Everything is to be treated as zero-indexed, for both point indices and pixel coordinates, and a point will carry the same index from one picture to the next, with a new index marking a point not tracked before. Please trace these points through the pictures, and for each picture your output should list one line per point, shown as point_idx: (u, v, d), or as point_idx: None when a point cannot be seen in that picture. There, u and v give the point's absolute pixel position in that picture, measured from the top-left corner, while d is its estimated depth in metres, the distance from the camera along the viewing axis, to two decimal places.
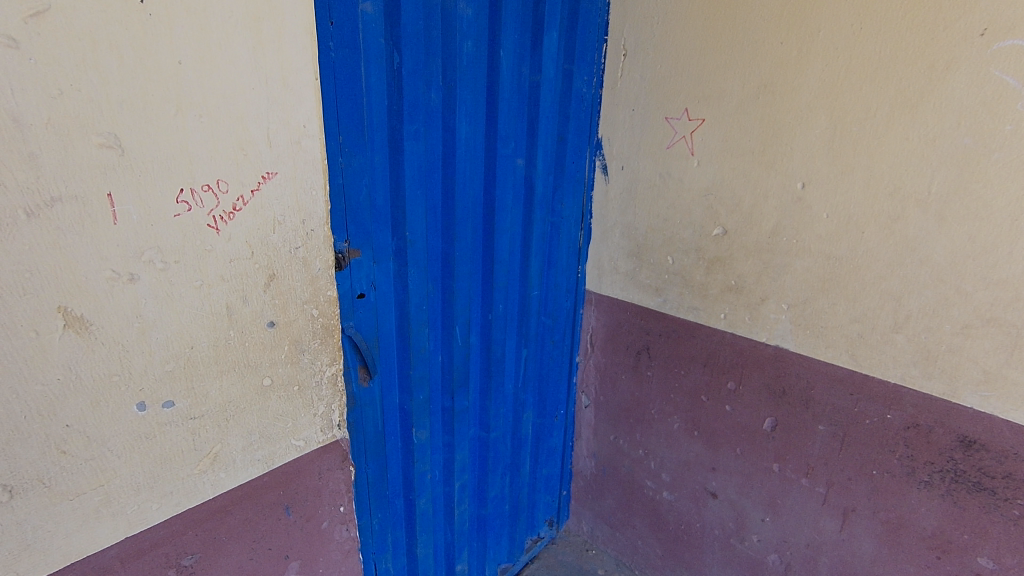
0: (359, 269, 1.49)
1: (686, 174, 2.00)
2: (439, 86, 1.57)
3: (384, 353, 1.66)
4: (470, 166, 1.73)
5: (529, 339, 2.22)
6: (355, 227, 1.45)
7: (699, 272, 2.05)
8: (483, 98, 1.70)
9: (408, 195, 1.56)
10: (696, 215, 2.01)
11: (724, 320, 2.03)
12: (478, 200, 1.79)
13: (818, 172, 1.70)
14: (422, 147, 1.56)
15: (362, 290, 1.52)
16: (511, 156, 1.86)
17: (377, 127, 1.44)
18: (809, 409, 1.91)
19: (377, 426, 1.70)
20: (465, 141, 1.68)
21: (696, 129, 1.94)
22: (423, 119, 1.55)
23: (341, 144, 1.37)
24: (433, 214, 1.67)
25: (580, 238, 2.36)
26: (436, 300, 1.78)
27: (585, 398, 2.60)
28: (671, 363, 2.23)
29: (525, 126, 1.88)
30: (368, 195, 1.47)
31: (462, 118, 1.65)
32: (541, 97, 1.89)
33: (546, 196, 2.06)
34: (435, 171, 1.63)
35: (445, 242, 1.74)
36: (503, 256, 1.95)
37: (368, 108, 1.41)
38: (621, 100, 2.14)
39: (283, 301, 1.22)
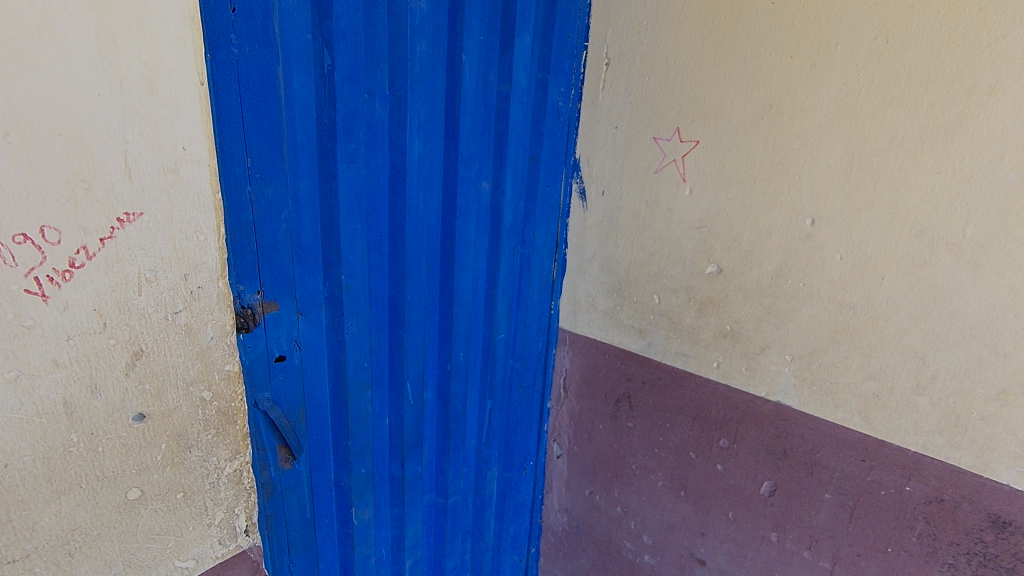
0: (276, 326, 1.17)
1: (676, 203, 1.74)
2: (385, 95, 1.26)
3: (313, 425, 1.34)
4: (425, 194, 1.43)
5: (494, 387, 1.93)
6: (271, 275, 1.13)
7: (689, 315, 1.80)
8: (441, 112, 1.40)
9: (345, 231, 1.25)
10: (687, 250, 1.75)
11: (717, 370, 1.78)
12: (433, 233, 1.49)
13: (831, 206, 1.46)
14: (362, 172, 1.25)
15: (283, 351, 1.20)
16: (475, 180, 1.56)
17: (301, 146, 1.13)
18: (814, 475, 1.66)
19: (304, 514, 1.38)
20: (417, 163, 1.38)
21: (688, 152, 1.69)
22: (365, 137, 1.24)
23: (250, 170, 1.05)
24: (377, 252, 1.36)
25: (552, 270, 2.08)
26: (381, 354, 1.47)
27: (557, 447, 2.32)
28: (656, 415, 1.97)
29: (492, 145, 1.59)
30: (290, 233, 1.15)
31: (415, 136, 1.35)
32: (511, 111, 1.60)
33: (517, 225, 1.78)
34: (380, 200, 1.32)
35: (393, 285, 1.44)
36: (464, 298, 1.65)
37: (289, 122, 1.09)
38: (603, 116, 1.88)
39: (157, 386, 0.89)
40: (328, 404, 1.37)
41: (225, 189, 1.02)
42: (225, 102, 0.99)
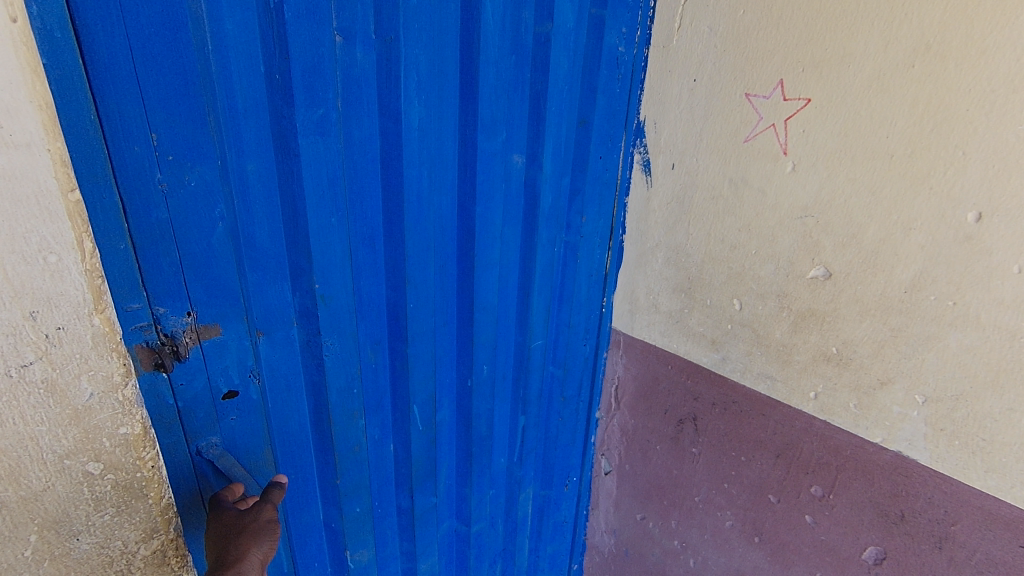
0: (219, 356, 0.89)
1: (772, 184, 1.32)
2: (368, 40, 0.91)
3: (287, 463, 1.08)
4: (431, 173, 1.08)
5: (529, 401, 1.61)
6: (207, 289, 0.84)
7: (779, 329, 1.39)
8: (453, 63, 1.04)
9: (315, 226, 0.94)
10: (783, 246, 1.33)
11: (815, 402, 1.37)
12: (444, 223, 1.16)
13: (1013, 195, 0.98)
14: (337, 146, 0.92)
15: (233, 384, 0.93)
16: (502, 152, 1.20)
17: (242, 113, 0.80)
18: (943, 551, 1.24)
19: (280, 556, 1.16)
20: (420, 132, 1.03)
21: (794, 115, 1.24)
22: (340, 99, 0.90)
23: (158, 149, 0.73)
24: (366, 250, 1.04)
25: (604, 258, 1.71)
26: (375, 375, 1.17)
27: (605, 463, 1.99)
28: (726, 444, 1.60)
29: (528, 108, 1.22)
30: (232, 233, 0.85)
31: (414, 95, 0.99)
32: (554, 60, 1.21)
33: (561, 209, 1.41)
34: (364, 183, 0.99)
35: (392, 290, 1.13)
36: (487, 301, 1.33)
37: (219, 79, 0.77)
38: (677, 68, 1.45)
39: (7, 467, 0.63)
40: (307, 438, 1.10)
41: (121, 177, 0.71)
42: (109, 50, 0.67)
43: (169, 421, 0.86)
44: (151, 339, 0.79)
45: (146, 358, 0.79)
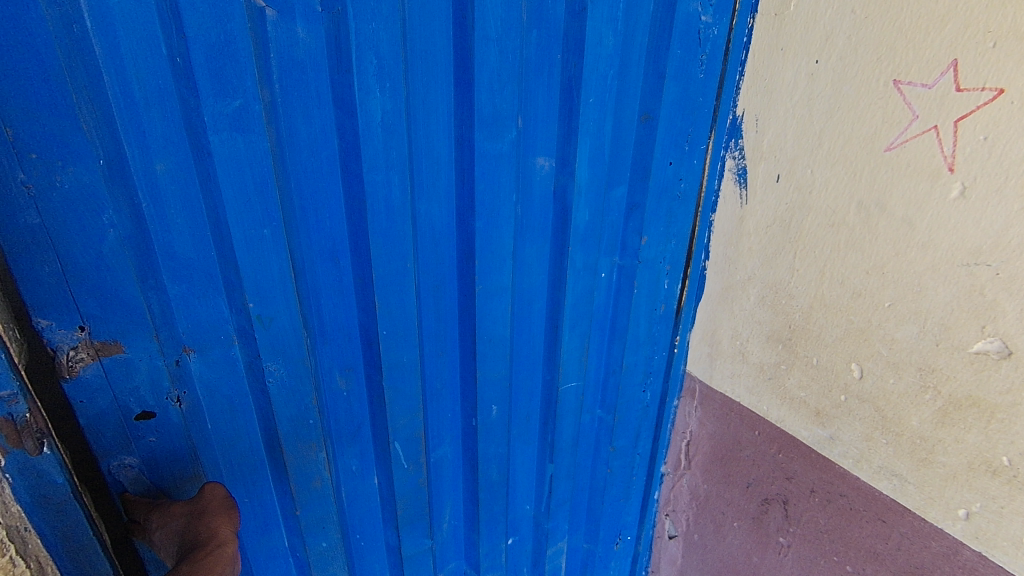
0: (126, 376, 0.80)
1: (923, 214, 0.89)
2: (312, 12, 0.72)
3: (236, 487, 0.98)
4: (408, 179, 0.87)
5: (562, 448, 1.35)
6: (99, 304, 0.74)
7: (917, 416, 0.96)
8: (438, 41, 0.81)
9: (240, 238, 0.79)
10: (936, 302, 0.89)
11: (965, 524, 0.93)
12: (429, 238, 0.95)
13: None
14: (268, 145, 0.76)
15: (144, 407, 0.84)
16: (514, 154, 0.94)
17: (133, 103, 0.67)
18: None
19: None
20: (386, 129, 0.82)
21: (970, 114, 0.80)
22: (264, 88, 0.73)
23: (16, 146, 0.64)
24: (320, 269, 0.88)
25: (678, 290, 1.34)
26: (348, 404, 1.02)
27: (671, 525, 1.65)
28: (826, 547, 1.19)
29: (558, 97, 0.94)
30: (135, 241, 0.74)
31: (375, 83, 0.79)
32: (594, 35, 0.91)
33: (614, 225, 1.12)
34: (309, 190, 0.81)
35: (361, 314, 0.95)
36: (495, 332, 1.09)
37: (96, 62, 0.64)
38: (793, 46, 1.04)
39: None
40: (258, 466, 0.98)
41: None
42: None
43: (58, 503, 0.66)
44: (18, 411, 0.61)
45: (12, 435, 0.60)
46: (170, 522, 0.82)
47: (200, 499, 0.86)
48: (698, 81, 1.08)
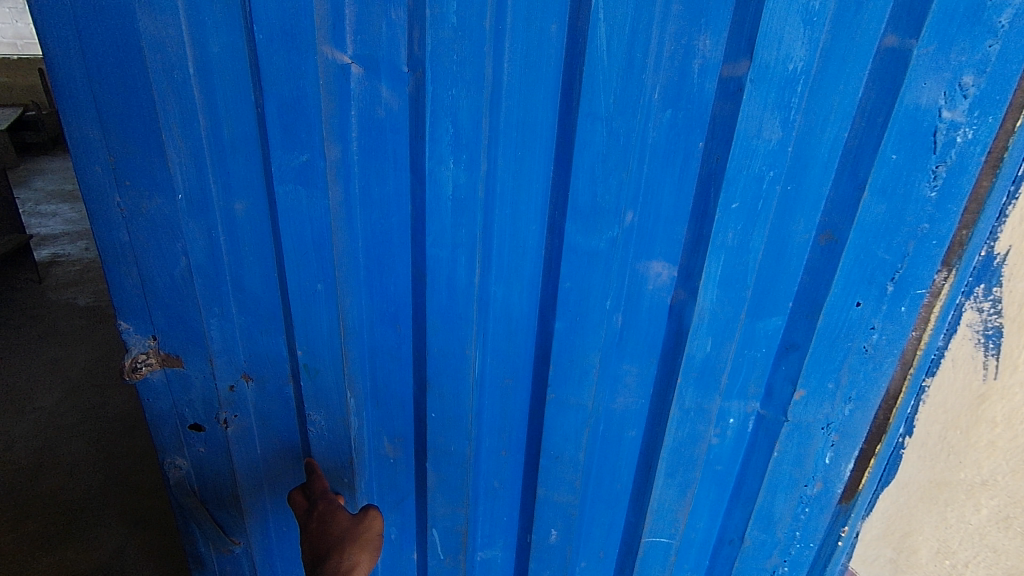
0: (184, 389, 0.79)
1: None
2: (396, 74, 0.65)
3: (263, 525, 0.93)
4: (481, 256, 0.74)
5: None
6: (167, 321, 0.74)
7: None
8: (530, 115, 0.66)
9: (297, 288, 0.74)
10: None
11: None
12: (501, 327, 0.80)
13: None
14: (337, 202, 0.70)
15: (194, 419, 0.82)
16: (614, 255, 0.73)
17: (213, 146, 0.65)
18: None
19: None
20: (456, 206, 0.71)
21: None
22: (332, 146, 0.67)
23: (116, 171, 0.65)
24: (375, 331, 0.79)
25: (851, 472, 0.88)
26: (392, 473, 0.91)
27: None
28: None
29: (690, 196, 0.70)
30: (209, 271, 0.72)
31: (449, 151, 0.68)
32: (748, 129, 0.65)
33: (757, 369, 0.81)
34: (365, 253, 0.73)
35: (407, 392, 0.84)
36: (565, 451, 0.88)
37: (189, 105, 0.63)
38: None
39: None
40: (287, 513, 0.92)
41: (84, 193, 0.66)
42: (68, 65, 0.59)
43: None
44: None
45: None
46: (330, 526, 0.79)
47: (362, 524, 0.82)
48: (930, 178, 0.67)
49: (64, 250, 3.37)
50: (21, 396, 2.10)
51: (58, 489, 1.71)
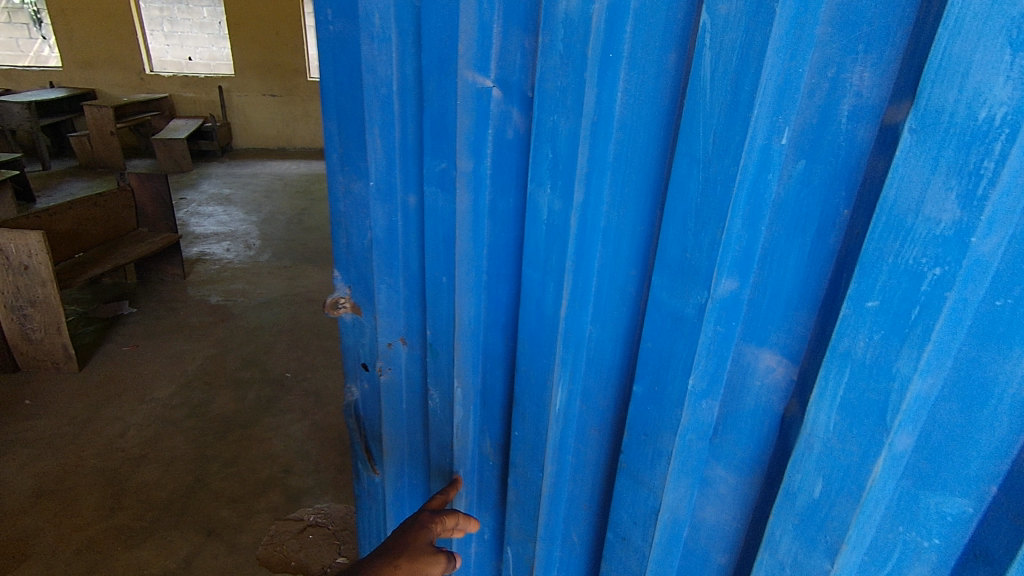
0: (358, 334, 0.84)
1: None
2: (521, 95, 0.56)
3: (392, 480, 0.92)
4: (570, 278, 0.57)
5: None
6: (354, 273, 0.80)
7: None
8: (637, 145, 0.49)
9: (437, 277, 0.70)
10: None
11: None
12: (592, 372, 0.60)
13: None
14: (464, 211, 0.63)
15: (365, 360, 0.85)
16: (705, 331, 0.48)
17: (397, 138, 0.67)
18: None
19: (371, 538, 1.03)
20: (549, 231, 0.57)
21: None
22: (465, 159, 0.61)
23: (343, 156, 0.74)
24: (488, 337, 0.69)
25: None
26: (483, 480, 0.79)
27: None
28: None
29: (817, 282, 0.43)
30: (383, 244, 0.74)
31: (546, 175, 0.56)
32: (896, 199, 0.34)
33: (922, 567, 0.41)
34: (490, 260, 0.64)
35: (499, 426, 0.73)
36: (633, 535, 0.60)
37: (383, 96, 0.65)
38: None
39: None
40: (416, 481, 0.89)
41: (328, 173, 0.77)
42: (328, 75, 0.71)
43: None
44: None
45: None
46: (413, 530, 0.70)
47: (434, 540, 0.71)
48: None
49: (210, 250, 3.72)
50: (142, 386, 2.29)
51: (148, 484, 1.80)
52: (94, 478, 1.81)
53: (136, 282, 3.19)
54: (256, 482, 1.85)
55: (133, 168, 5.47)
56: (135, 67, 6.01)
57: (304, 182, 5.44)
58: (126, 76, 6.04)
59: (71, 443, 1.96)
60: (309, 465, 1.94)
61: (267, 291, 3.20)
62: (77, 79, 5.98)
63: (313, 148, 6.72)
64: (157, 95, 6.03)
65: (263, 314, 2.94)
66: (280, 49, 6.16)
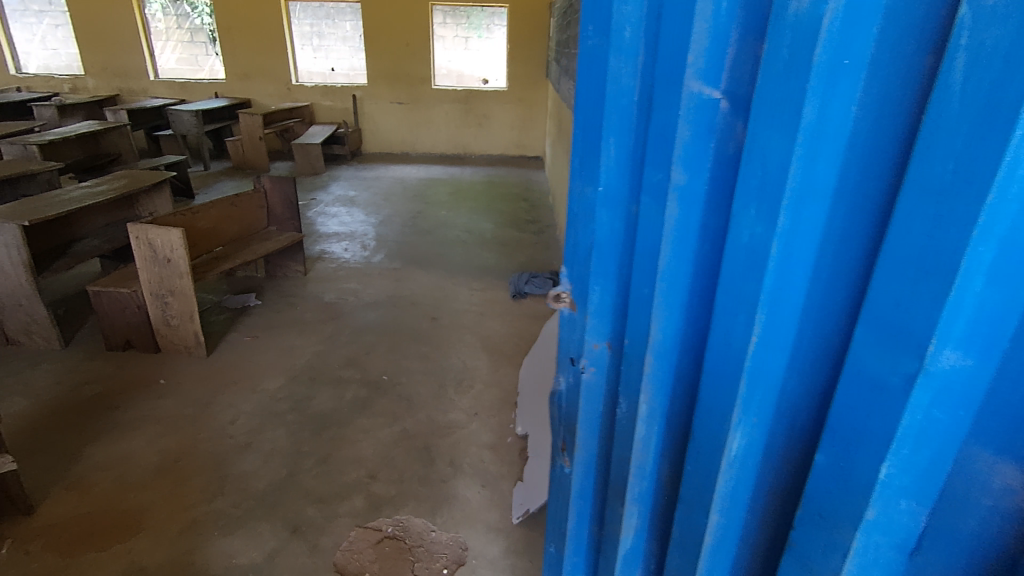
0: (569, 333, 0.82)
1: None
2: (738, 99, 0.53)
3: (581, 475, 0.87)
4: (760, 316, 0.51)
5: None
6: (576, 270, 0.78)
7: None
8: (869, 165, 0.43)
9: (639, 280, 0.67)
10: None
11: None
12: (780, 415, 0.54)
13: None
14: (669, 223, 0.59)
15: (573, 354, 0.81)
16: (911, 414, 0.40)
17: (628, 126, 0.65)
18: None
19: (552, 531, 1.00)
20: (746, 258, 0.51)
21: None
22: (679, 169, 0.57)
23: (583, 156, 0.74)
24: (680, 359, 0.65)
25: None
26: (659, 506, 0.74)
27: None
28: None
29: None
30: (604, 245, 0.71)
31: (751, 203, 0.50)
32: None
33: None
34: (693, 278, 0.61)
35: (675, 452, 0.69)
36: None
37: (620, 82, 0.63)
38: None
39: None
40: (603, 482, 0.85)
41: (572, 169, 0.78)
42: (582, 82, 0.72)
43: None
44: None
45: None
46: None
47: None
48: None
49: (330, 249, 3.95)
50: (255, 377, 2.44)
51: (248, 474, 1.90)
52: (205, 461, 1.94)
53: (264, 276, 3.45)
54: (342, 484, 1.88)
55: (275, 170, 6.01)
56: (283, 78, 6.62)
57: (420, 186, 5.64)
58: (275, 87, 6.66)
59: (190, 425, 2.12)
60: (393, 474, 1.93)
61: (375, 292, 3.31)
62: (236, 89, 6.69)
63: (433, 153, 6.97)
64: (300, 103, 6.58)
65: (369, 314, 3.04)
66: (407, 58, 6.50)
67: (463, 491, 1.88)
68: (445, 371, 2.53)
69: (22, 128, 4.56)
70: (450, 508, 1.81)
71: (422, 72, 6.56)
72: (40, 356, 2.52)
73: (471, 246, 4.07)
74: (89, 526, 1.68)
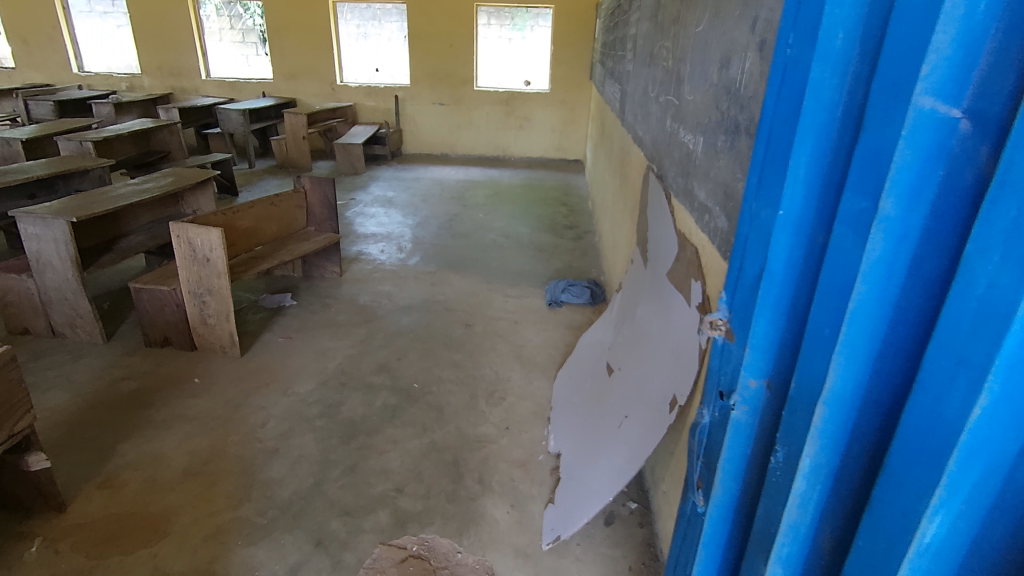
0: (732, 355, 0.93)
1: None
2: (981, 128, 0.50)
3: (728, 487, 0.94)
4: (990, 385, 0.48)
5: None
6: (746, 298, 0.88)
7: None
8: None
9: (814, 325, 0.71)
10: None
11: None
12: (992, 493, 0.51)
13: None
14: (868, 262, 0.59)
15: (721, 387, 0.97)
16: None
17: (816, 184, 0.72)
18: None
19: (690, 530, 1.09)
20: (974, 316, 0.49)
21: None
22: (889, 199, 0.56)
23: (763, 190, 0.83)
24: (861, 411, 0.64)
25: None
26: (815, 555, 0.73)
27: None
28: None
29: None
30: (778, 276, 0.79)
31: (992, 253, 0.47)
32: None
33: None
34: (890, 329, 0.60)
35: (843, 514, 0.68)
36: None
37: (816, 141, 0.70)
38: None
39: None
40: (742, 516, 0.94)
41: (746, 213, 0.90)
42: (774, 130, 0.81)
43: None
44: None
45: None
46: None
47: None
48: None
49: (366, 250, 3.95)
50: (287, 379, 2.43)
51: (275, 481, 1.87)
52: (233, 465, 1.93)
53: (301, 276, 3.46)
54: (369, 496, 1.83)
55: (316, 169, 6.08)
56: (328, 78, 6.70)
57: (459, 188, 5.60)
58: (320, 87, 6.75)
59: (221, 426, 2.12)
60: (421, 488, 1.88)
61: (410, 295, 3.28)
62: (282, 89, 6.81)
63: (472, 154, 6.94)
64: (343, 103, 6.65)
65: (402, 319, 3.00)
66: (450, 59, 6.49)
67: (491, 510, 1.80)
68: (478, 380, 2.47)
69: (78, 124, 4.71)
70: (477, 528, 1.74)
71: (464, 74, 6.54)
72: (82, 350, 2.57)
73: (507, 250, 4.01)
74: (117, 526, 1.67)
